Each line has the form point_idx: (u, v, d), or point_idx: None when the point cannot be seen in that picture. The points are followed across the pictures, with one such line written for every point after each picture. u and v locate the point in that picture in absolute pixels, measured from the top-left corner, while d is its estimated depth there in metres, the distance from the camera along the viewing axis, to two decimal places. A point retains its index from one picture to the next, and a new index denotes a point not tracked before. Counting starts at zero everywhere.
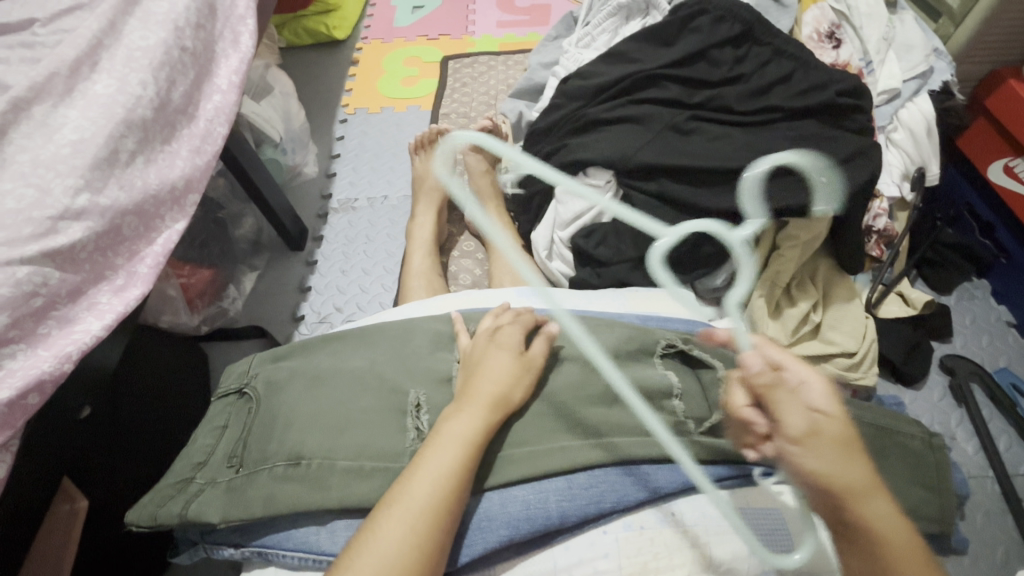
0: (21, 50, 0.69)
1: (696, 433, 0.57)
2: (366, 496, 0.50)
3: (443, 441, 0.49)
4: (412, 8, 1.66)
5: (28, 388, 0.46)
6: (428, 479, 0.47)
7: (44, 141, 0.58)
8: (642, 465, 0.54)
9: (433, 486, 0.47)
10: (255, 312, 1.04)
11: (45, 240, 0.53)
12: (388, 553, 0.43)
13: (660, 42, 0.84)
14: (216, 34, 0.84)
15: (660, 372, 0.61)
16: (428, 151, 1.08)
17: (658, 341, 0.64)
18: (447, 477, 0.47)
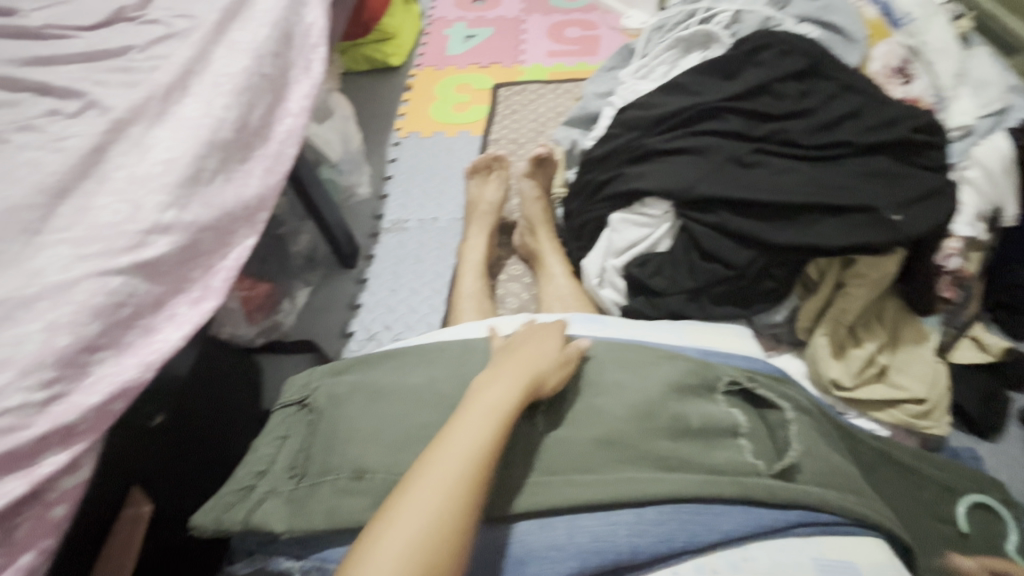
0: (120, 75, 0.74)
1: (767, 476, 0.54)
2: None
3: (477, 417, 0.47)
4: (464, 37, 1.71)
5: (114, 395, 0.48)
6: (461, 444, 0.45)
7: (138, 160, 0.62)
8: (714, 505, 0.51)
9: (458, 471, 0.43)
10: (307, 326, 1.07)
11: (135, 252, 0.55)
12: (416, 528, 0.40)
13: (721, 76, 0.84)
14: (291, 61, 0.88)
15: (724, 410, 0.59)
16: (481, 175, 1.09)
17: (720, 377, 0.62)
18: (481, 446, 0.45)
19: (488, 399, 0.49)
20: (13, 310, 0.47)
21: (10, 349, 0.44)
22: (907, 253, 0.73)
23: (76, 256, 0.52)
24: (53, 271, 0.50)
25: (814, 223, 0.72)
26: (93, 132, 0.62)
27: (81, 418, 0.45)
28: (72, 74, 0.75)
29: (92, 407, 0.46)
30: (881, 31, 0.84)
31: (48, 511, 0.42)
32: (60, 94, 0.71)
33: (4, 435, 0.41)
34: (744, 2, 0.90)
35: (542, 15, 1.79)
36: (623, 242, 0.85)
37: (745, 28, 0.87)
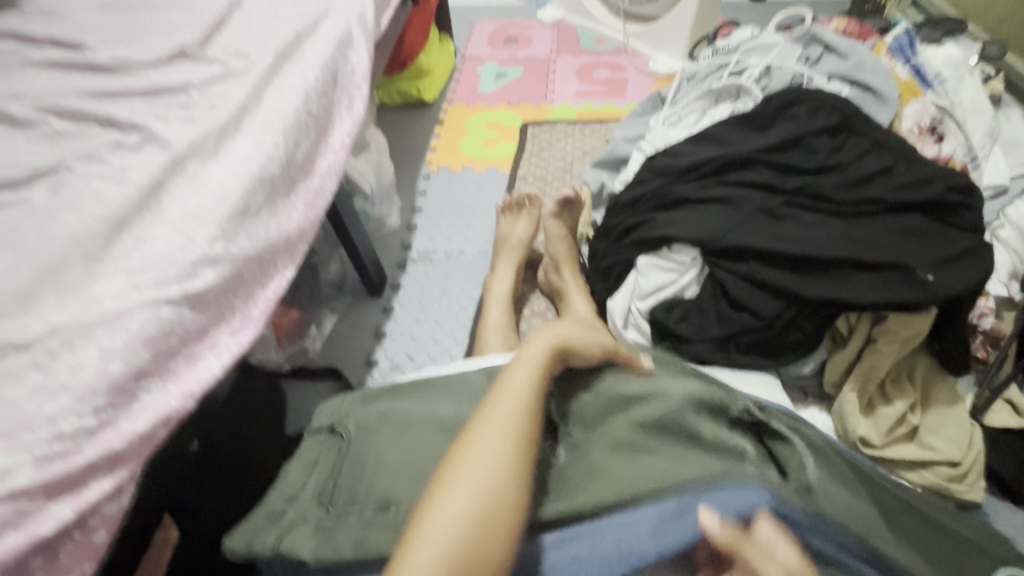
0: (179, 110, 0.78)
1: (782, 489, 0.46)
2: None
3: (498, 421, 0.50)
4: (495, 76, 1.77)
5: (157, 422, 0.49)
6: (486, 438, 0.48)
7: (194, 193, 0.65)
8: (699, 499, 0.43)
9: (476, 509, 0.44)
10: (333, 353, 1.09)
11: (185, 282, 0.57)
12: (451, 523, 0.43)
13: (753, 128, 0.85)
14: (336, 99, 0.93)
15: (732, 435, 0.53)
16: (512, 212, 1.13)
17: (737, 406, 0.56)
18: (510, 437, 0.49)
19: (502, 431, 0.49)
20: (73, 337, 0.49)
21: (67, 376, 0.47)
22: (942, 312, 0.72)
23: (132, 285, 0.55)
24: (110, 299, 0.53)
25: (847, 278, 0.72)
26: (154, 166, 0.66)
27: (127, 445, 0.46)
28: (134, 107, 0.80)
29: (138, 434, 0.47)
30: (913, 91, 0.85)
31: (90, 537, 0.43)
32: (123, 126, 0.76)
33: (57, 460, 0.42)
34: (775, 57, 0.93)
35: (571, 56, 1.85)
36: (648, 286, 0.85)
37: (776, 83, 0.89)
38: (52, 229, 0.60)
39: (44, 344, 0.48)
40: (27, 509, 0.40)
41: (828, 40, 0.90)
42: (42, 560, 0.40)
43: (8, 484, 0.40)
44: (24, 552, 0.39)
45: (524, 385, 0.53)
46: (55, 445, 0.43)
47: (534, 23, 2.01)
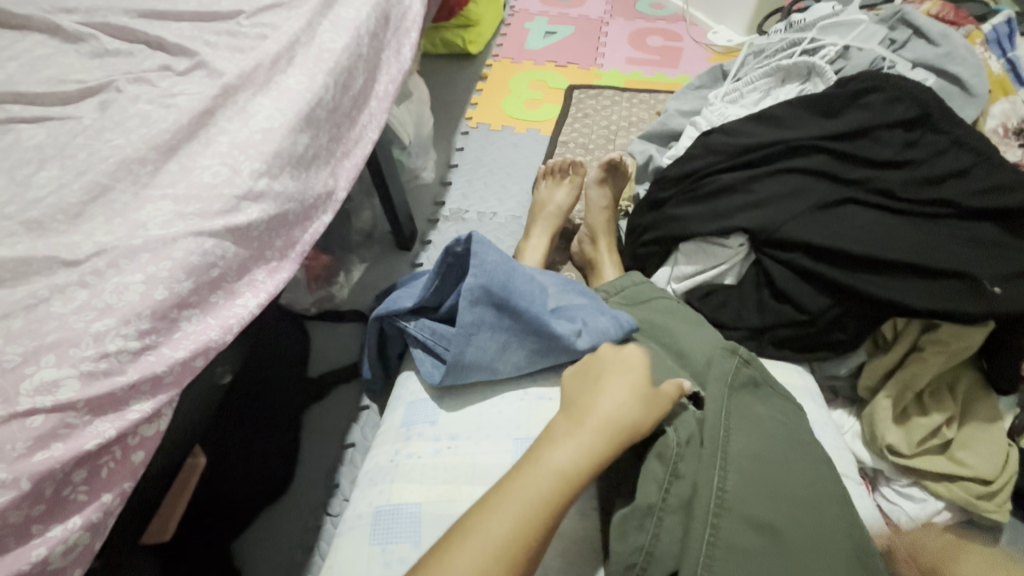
0: (228, 39, 0.76)
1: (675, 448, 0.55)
2: (759, 517, 0.51)
3: (473, 551, 0.44)
4: (545, 33, 1.70)
5: (198, 352, 0.49)
6: None
7: (241, 126, 0.64)
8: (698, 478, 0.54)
9: None
10: (359, 302, 1.05)
11: (229, 216, 0.57)
12: None
13: (822, 113, 0.80)
14: (385, 43, 0.90)
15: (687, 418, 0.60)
16: (554, 177, 1.10)
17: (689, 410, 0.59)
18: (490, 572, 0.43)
19: None
20: (119, 259, 0.49)
21: (113, 297, 0.47)
22: (997, 328, 0.68)
23: (177, 213, 0.54)
24: (157, 225, 0.53)
25: (907, 282, 0.68)
26: (206, 95, 0.64)
27: (168, 370, 0.47)
28: (183, 31, 0.77)
29: (178, 360, 0.47)
30: (1004, 87, 0.77)
31: (128, 456, 0.44)
32: (171, 50, 0.74)
33: (102, 379, 0.43)
34: (855, 37, 0.87)
35: (625, 19, 1.76)
36: (597, 311, 0.71)
37: (852, 67, 0.83)
38: (100, 149, 0.59)
39: (92, 264, 0.48)
40: (72, 423, 0.41)
41: (919, 23, 0.84)
42: (84, 473, 0.41)
43: (55, 397, 0.41)
44: (68, 464, 0.40)
45: (502, 530, 0.45)
46: (101, 363, 0.43)
47: None
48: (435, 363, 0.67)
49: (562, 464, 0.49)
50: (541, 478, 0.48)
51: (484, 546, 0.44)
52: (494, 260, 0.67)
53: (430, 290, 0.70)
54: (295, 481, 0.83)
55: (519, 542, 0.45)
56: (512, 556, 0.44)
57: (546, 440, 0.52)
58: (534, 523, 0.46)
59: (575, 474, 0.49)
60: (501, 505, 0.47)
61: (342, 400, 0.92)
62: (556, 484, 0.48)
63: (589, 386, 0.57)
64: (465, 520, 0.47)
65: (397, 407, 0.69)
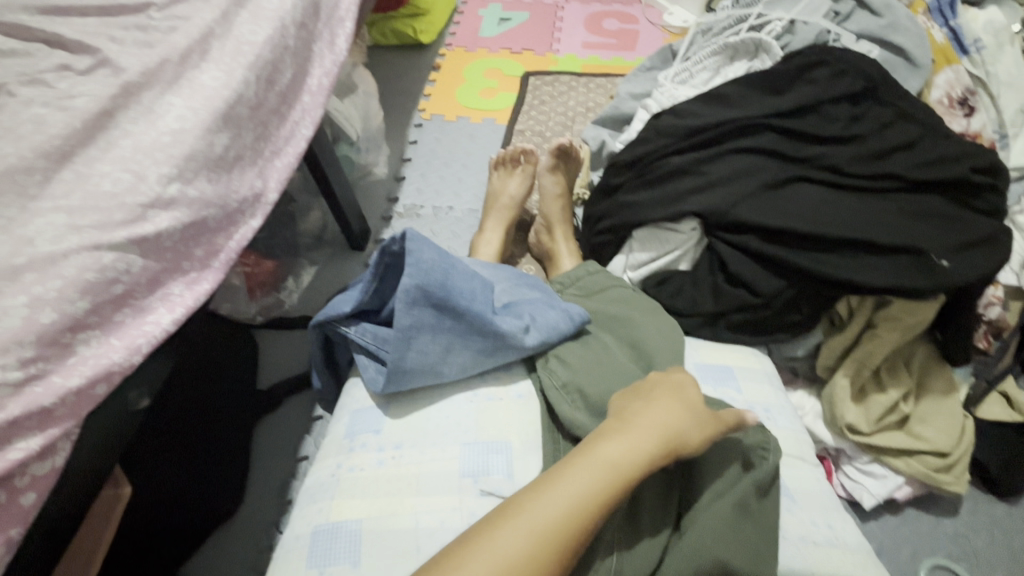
0: (137, 33, 0.70)
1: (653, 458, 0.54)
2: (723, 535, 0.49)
3: (514, 533, 0.42)
4: (498, 20, 1.65)
5: (98, 377, 0.45)
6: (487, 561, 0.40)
7: (147, 127, 0.59)
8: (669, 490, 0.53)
9: None
10: (310, 307, 1.01)
11: (133, 227, 0.52)
12: None
13: (770, 89, 0.78)
14: (316, 33, 0.85)
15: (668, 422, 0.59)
16: (507, 168, 1.07)
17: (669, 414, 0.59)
18: (526, 557, 0.41)
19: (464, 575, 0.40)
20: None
21: None
22: (948, 300, 0.68)
23: (70, 225, 0.50)
24: (45, 241, 0.48)
25: (858, 259, 0.67)
26: (105, 95, 0.59)
27: (59, 401, 0.42)
28: (86, 27, 0.71)
29: (71, 390, 0.43)
30: (947, 56, 0.77)
31: (16, 499, 0.40)
32: (72, 48, 0.68)
33: None
34: (800, 11, 0.85)
35: (581, 3, 1.73)
36: (547, 303, 0.68)
37: (797, 41, 0.82)
38: None
39: None
40: None
41: None
42: None
43: None
44: None
45: (546, 514, 0.43)
46: None
47: None
48: (377, 370, 0.64)
49: (616, 458, 0.47)
50: (593, 471, 0.46)
51: (525, 528, 0.42)
52: (430, 257, 0.63)
53: (368, 293, 0.66)
54: (246, 500, 0.79)
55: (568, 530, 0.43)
56: (559, 547, 0.42)
57: (603, 434, 0.49)
58: (580, 516, 0.43)
59: (630, 463, 0.47)
60: (553, 489, 0.45)
61: (294, 411, 0.88)
62: (615, 474, 0.46)
63: (636, 392, 0.54)
64: (507, 502, 0.45)
65: (341, 418, 0.66)
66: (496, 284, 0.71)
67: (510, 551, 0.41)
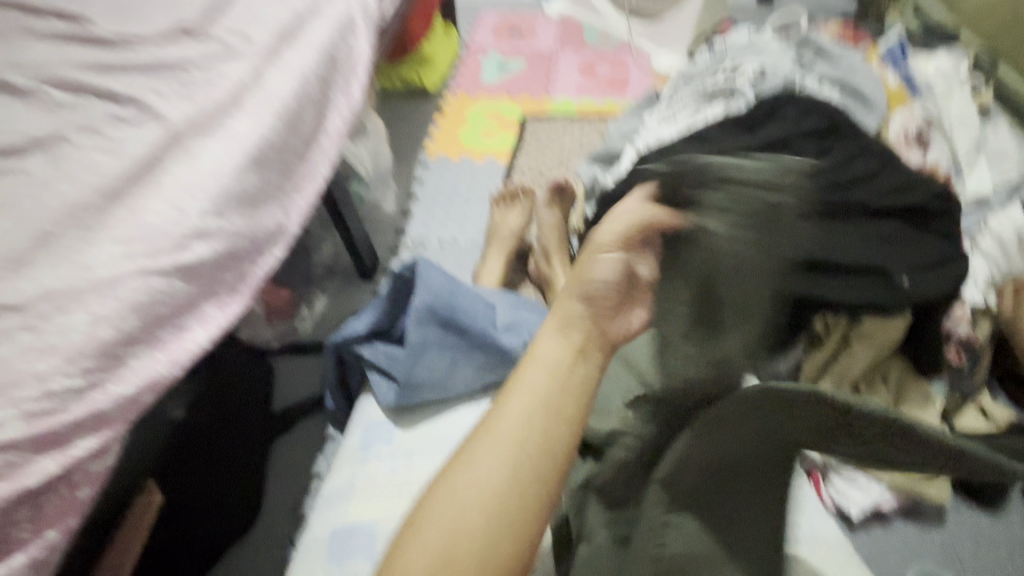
0: (178, 87, 0.79)
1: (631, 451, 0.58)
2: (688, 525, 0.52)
3: (499, 440, 0.44)
4: (498, 67, 1.78)
5: (145, 387, 0.51)
6: (474, 482, 0.43)
7: (189, 169, 0.67)
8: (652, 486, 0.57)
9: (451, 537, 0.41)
10: (322, 333, 1.07)
11: (176, 255, 0.59)
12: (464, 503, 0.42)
13: (744, 128, 0.86)
14: (334, 84, 0.94)
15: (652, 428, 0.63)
16: (507, 202, 1.15)
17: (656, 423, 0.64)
18: (512, 453, 0.44)
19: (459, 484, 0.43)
20: (64, 301, 0.51)
21: (56, 338, 0.48)
22: (913, 317, 0.74)
23: (124, 253, 0.56)
24: (102, 267, 0.54)
25: (829, 278, 0.73)
26: (153, 141, 0.67)
27: (114, 407, 0.48)
28: (133, 82, 0.80)
29: (124, 397, 0.49)
30: (901, 100, 0.86)
31: (73, 493, 0.45)
32: (121, 100, 0.77)
33: (45, 418, 0.44)
34: (770, 58, 0.94)
35: (575, 51, 1.86)
36: (544, 322, 0.75)
37: (767, 86, 0.91)
38: (46, 197, 0.60)
39: (36, 307, 0.50)
40: (14, 462, 0.42)
41: (823, 45, 0.92)
42: (28, 511, 0.42)
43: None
44: (10, 503, 0.41)
45: (525, 405, 0.46)
46: (43, 403, 0.44)
47: (540, 16, 2.02)
48: (388, 386, 0.69)
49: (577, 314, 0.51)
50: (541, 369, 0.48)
51: (508, 435, 0.45)
52: (436, 281, 0.70)
53: (381, 314, 0.74)
54: (262, 515, 0.83)
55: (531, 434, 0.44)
56: (530, 457, 0.44)
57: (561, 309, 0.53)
58: (556, 406, 0.46)
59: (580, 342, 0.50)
60: (521, 388, 0.47)
61: (308, 430, 0.92)
62: (568, 376, 0.48)
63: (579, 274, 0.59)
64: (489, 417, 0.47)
65: (355, 431, 0.70)
66: (498, 306, 0.77)
67: (496, 458, 0.44)
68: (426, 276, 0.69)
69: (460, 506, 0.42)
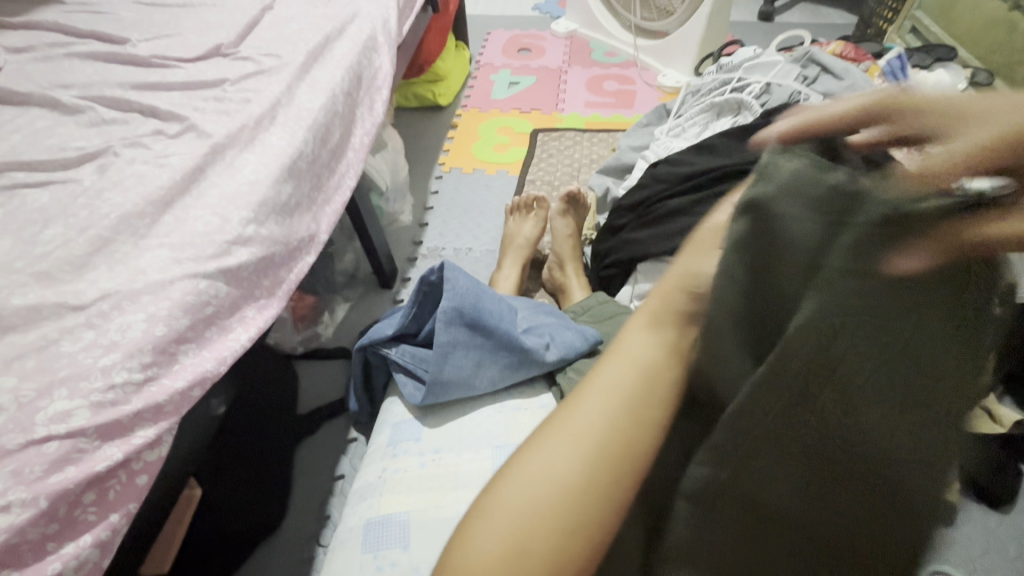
0: (215, 104, 0.84)
1: None
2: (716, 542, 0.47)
3: (576, 428, 0.43)
4: (509, 84, 1.84)
5: (195, 382, 0.54)
6: (546, 466, 0.41)
7: (230, 179, 0.71)
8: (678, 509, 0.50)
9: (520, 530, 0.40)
10: (343, 339, 1.10)
11: (221, 259, 0.63)
12: (534, 495, 0.41)
13: (751, 141, 0.90)
14: (359, 100, 0.99)
15: None
16: (522, 212, 1.18)
17: None
18: (592, 441, 0.42)
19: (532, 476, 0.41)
20: (122, 301, 0.54)
21: (117, 335, 0.52)
22: None
23: (173, 258, 0.60)
24: (155, 270, 0.58)
25: None
26: (196, 154, 0.72)
27: (168, 399, 0.51)
28: (173, 99, 0.85)
29: (177, 390, 0.52)
30: None
31: (133, 480, 0.48)
32: (163, 116, 0.82)
33: (110, 408, 0.47)
34: (775, 75, 0.99)
35: (582, 68, 1.92)
36: (564, 325, 0.77)
37: (774, 100, 0.95)
38: (100, 207, 0.65)
39: (97, 307, 0.53)
40: (83, 448, 0.45)
41: (826, 61, 0.96)
42: (93, 495, 0.45)
43: (68, 425, 0.45)
44: (79, 486, 0.44)
45: (612, 393, 0.43)
46: (108, 394, 0.48)
47: (548, 34, 2.08)
48: (415, 386, 0.72)
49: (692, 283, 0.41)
50: (629, 373, 0.44)
51: (588, 424, 0.42)
52: (463, 284, 0.73)
53: (409, 317, 0.77)
54: (288, 513, 0.86)
55: (610, 437, 0.42)
56: (609, 453, 0.41)
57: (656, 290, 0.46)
58: (638, 395, 0.43)
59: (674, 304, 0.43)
60: (605, 376, 0.44)
61: (332, 432, 0.95)
62: (652, 362, 0.43)
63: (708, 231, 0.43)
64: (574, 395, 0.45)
65: (383, 429, 0.73)
66: (520, 310, 0.80)
67: (577, 451, 0.42)
68: (454, 280, 0.73)
69: (534, 496, 0.41)
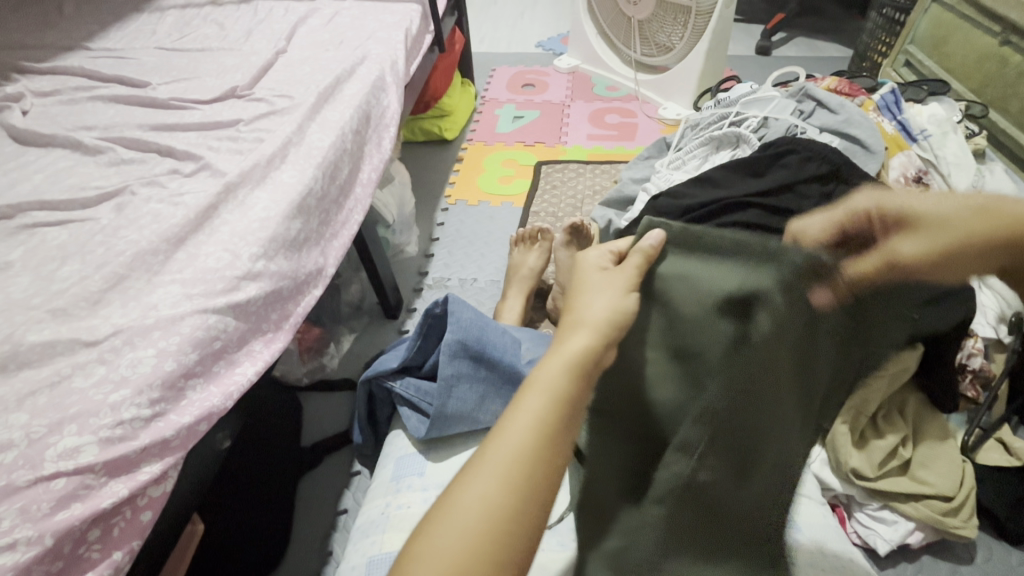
0: (229, 143, 0.88)
1: None
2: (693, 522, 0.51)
3: (511, 434, 0.41)
4: (513, 118, 1.89)
5: (202, 417, 0.55)
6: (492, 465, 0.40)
7: (241, 217, 0.73)
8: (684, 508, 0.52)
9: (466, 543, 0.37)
10: (349, 370, 1.10)
11: (230, 295, 0.64)
12: (473, 513, 0.38)
13: (750, 173, 0.92)
14: (368, 138, 1.02)
15: None
16: (526, 243, 1.20)
17: None
18: (532, 440, 0.41)
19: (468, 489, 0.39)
20: (134, 337, 0.56)
21: (128, 370, 0.53)
22: (928, 350, 0.76)
23: (184, 294, 0.62)
24: (166, 306, 0.60)
25: None
26: (210, 193, 0.74)
27: (175, 435, 0.52)
28: (189, 139, 0.89)
29: (184, 425, 0.53)
30: (899, 144, 0.91)
31: (137, 516, 0.49)
32: (179, 156, 0.85)
33: (117, 444, 0.48)
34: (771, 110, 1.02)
35: (585, 102, 1.97)
36: None
37: (772, 133, 0.97)
38: (116, 244, 0.67)
39: (109, 342, 0.55)
40: (89, 485, 0.46)
41: (821, 96, 0.99)
42: (97, 532, 0.46)
43: (76, 461, 0.46)
44: (84, 523, 0.44)
45: (556, 383, 0.43)
46: (117, 430, 0.48)
47: (551, 71, 2.15)
48: (418, 420, 0.72)
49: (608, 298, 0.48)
50: (547, 395, 0.42)
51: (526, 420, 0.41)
52: (465, 317, 0.73)
53: (413, 350, 0.77)
54: (291, 549, 0.85)
55: (545, 433, 0.41)
56: (546, 444, 0.41)
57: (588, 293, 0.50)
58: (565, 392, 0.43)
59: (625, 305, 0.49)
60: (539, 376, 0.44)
61: (337, 463, 0.95)
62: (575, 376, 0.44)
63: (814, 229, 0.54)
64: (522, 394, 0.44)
65: (386, 463, 0.73)
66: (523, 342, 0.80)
67: (524, 439, 0.41)
68: (456, 314, 0.73)
69: (469, 513, 0.38)
